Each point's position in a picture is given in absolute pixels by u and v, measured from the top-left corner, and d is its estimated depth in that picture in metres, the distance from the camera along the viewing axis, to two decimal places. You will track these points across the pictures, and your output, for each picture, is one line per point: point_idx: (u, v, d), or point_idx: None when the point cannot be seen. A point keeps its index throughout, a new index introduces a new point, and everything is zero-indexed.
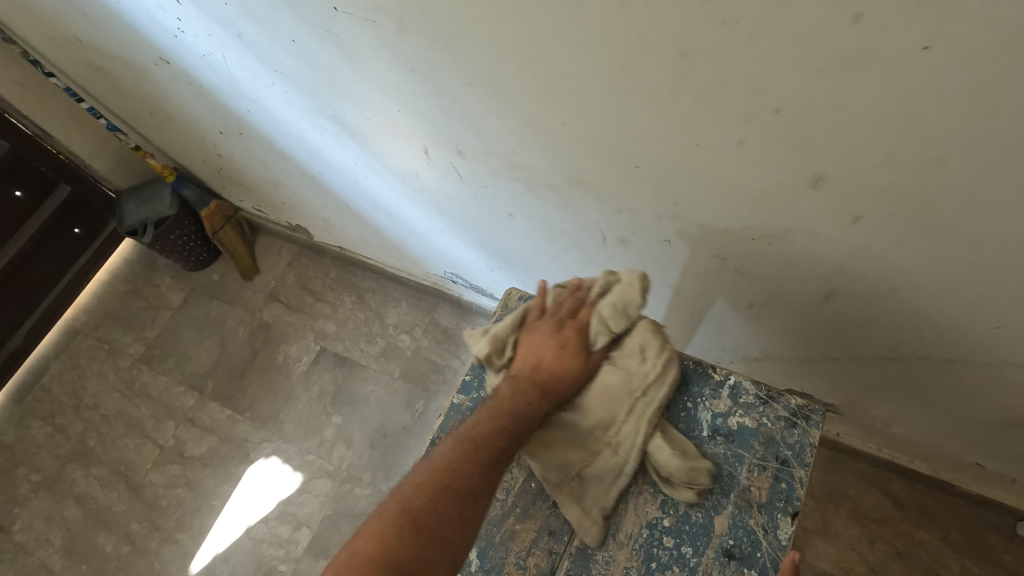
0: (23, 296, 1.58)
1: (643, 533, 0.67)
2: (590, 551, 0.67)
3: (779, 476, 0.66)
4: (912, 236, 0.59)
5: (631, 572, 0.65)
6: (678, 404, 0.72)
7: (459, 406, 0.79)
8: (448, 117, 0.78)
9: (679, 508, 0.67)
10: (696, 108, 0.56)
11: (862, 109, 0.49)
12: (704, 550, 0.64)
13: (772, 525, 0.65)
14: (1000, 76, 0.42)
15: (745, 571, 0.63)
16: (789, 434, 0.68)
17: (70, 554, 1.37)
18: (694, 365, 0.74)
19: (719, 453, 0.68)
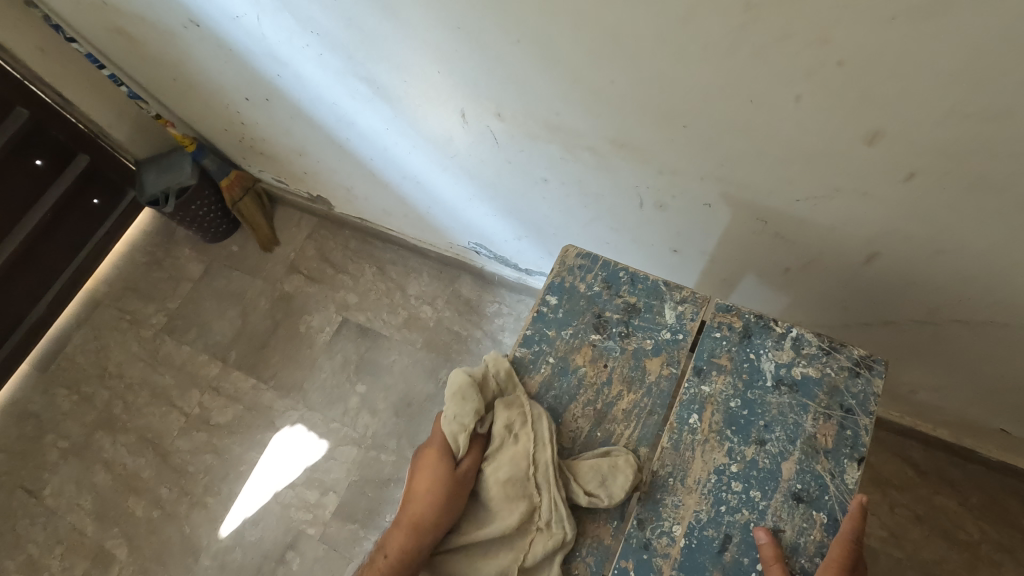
0: (44, 266, 1.58)
1: (711, 478, 0.65)
2: (659, 496, 0.64)
3: (845, 423, 0.65)
4: (965, 194, 0.60)
5: (701, 515, 0.63)
6: (741, 355, 0.70)
7: (521, 359, 0.73)
8: (492, 77, 0.78)
9: (746, 455, 0.65)
10: (756, 63, 0.56)
11: (930, 59, 0.49)
12: (773, 493, 0.63)
13: (838, 470, 0.64)
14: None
15: (814, 514, 0.62)
16: (854, 383, 0.67)
17: (101, 518, 1.39)
18: (755, 317, 0.72)
19: (783, 401, 0.67)
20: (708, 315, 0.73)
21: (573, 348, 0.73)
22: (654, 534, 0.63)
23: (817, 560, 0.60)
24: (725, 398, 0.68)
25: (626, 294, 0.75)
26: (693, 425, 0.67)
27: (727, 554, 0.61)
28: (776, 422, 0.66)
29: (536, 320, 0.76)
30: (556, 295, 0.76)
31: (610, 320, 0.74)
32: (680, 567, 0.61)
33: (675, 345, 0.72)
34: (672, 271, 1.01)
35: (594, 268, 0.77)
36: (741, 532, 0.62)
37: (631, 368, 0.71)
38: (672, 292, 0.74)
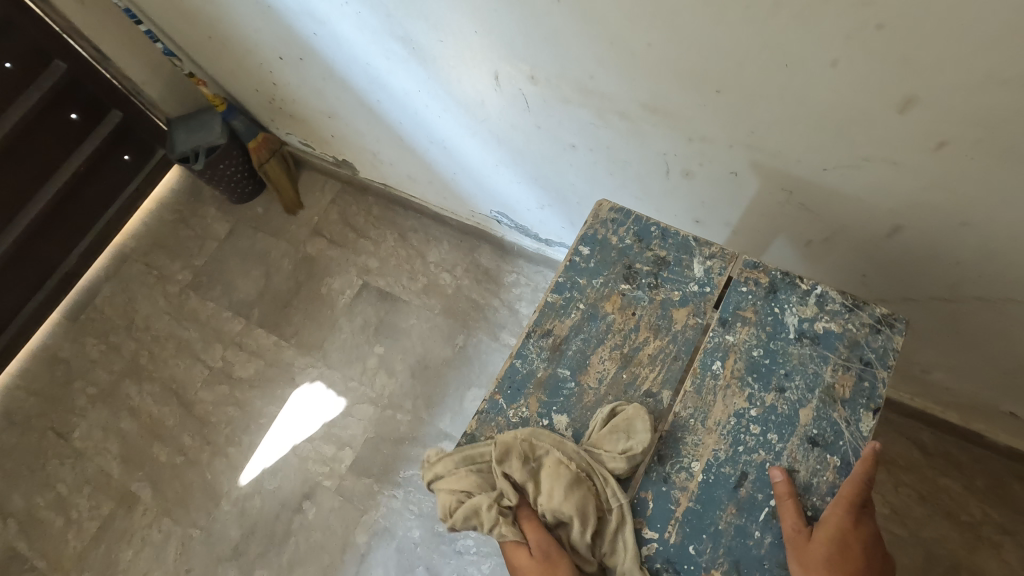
0: (76, 218, 1.63)
1: (731, 421, 0.67)
2: (680, 436, 0.67)
3: (863, 375, 0.67)
4: (996, 164, 0.60)
5: (719, 454, 0.66)
6: (766, 309, 0.72)
7: (552, 303, 0.76)
8: (530, 37, 0.79)
9: (765, 400, 0.68)
10: (797, 24, 0.57)
11: (971, 23, 0.50)
12: (789, 436, 0.65)
13: (853, 418, 0.66)
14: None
15: (828, 457, 0.64)
16: (874, 338, 0.68)
17: (126, 462, 1.45)
18: (782, 275, 0.73)
19: (804, 352, 0.69)
20: (735, 270, 0.75)
21: (604, 296, 0.75)
22: (673, 469, 0.65)
23: (828, 499, 0.62)
24: (748, 347, 0.70)
25: (656, 248, 0.76)
26: (715, 371, 0.69)
27: (743, 489, 0.64)
28: (797, 371, 0.68)
29: (568, 268, 0.77)
30: (589, 246, 0.78)
31: (640, 271, 0.76)
32: (697, 499, 0.64)
33: (702, 298, 0.74)
34: None
35: (626, 223, 0.79)
36: (757, 470, 0.64)
37: (659, 317, 0.73)
38: (701, 248, 0.76)
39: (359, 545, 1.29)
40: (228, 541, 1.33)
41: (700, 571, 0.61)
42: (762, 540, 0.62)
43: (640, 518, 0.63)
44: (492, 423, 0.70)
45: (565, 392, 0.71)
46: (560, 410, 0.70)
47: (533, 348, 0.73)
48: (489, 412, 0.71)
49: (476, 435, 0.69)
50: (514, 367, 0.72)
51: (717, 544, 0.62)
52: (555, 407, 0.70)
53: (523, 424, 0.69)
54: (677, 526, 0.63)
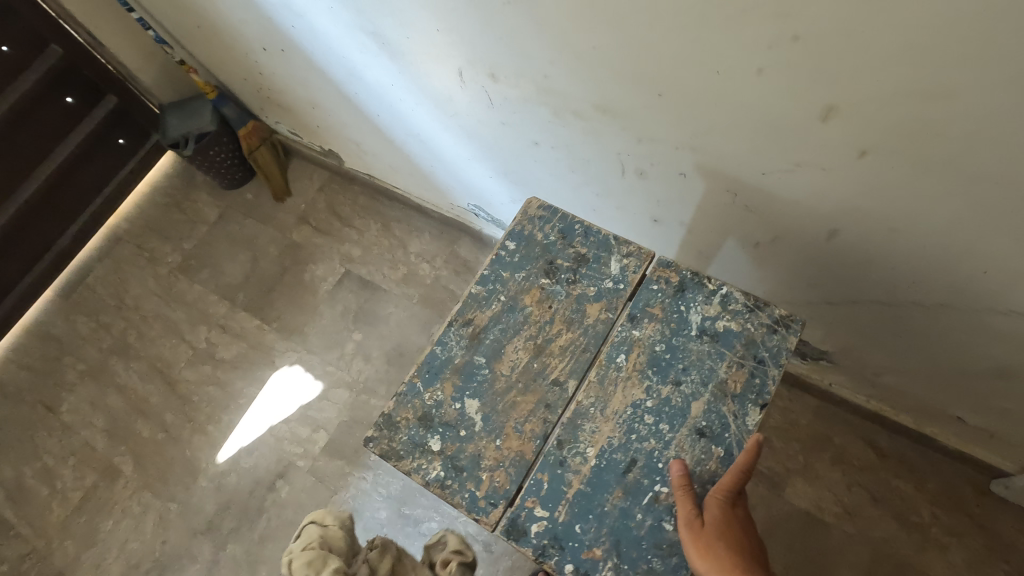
0: (71, 200, 1.68)
1: (627, 411, 0.70)
2: (579, 423, 0.70)
3: (755, 372, 0.70)
4: (914, 172, 0.63)
5: (613, 441, 0.69)
6: (673, 307, 0.74)
7: (475, 295, 0.78)
8: (486, 36, 0.81)
9: (661, 393, 0.70)
10: (722, 33, 0.60)
11: (876, 39, 0.52)
12: (679, 427, 0.68)
13: (742, 413, 0.68)
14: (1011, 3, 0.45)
15: (713, 448, 0.67)
16: (770, 338, 0.71)
17: (111, 436, 1.50)
18: (692, 274, 0.76)
19: (703, 349, 0.72)
20: (649, 269, 0.77)
21: (523, 289, 0.77)
22: (569, 454, 0.68)
23: (708, 486, 0.65)
24: (652, 342, 0.73)
25: (578, 245, 0.79)
26: (619, 364, 0.72)
27: (631, 475, 0.67)
28: (694, 367, 0.71)
29: (493, 262, 0.80)
30: (515, 241, 0.80)
31: (560, 266, 0.78)
32: (588, 482, 0.67)
33: (615, 294, 0.76)
34: (655, 240, 1.05)
35: (552, 220, 0.81)
36: (646, 458, 0.67)
37: (573, 311, 0.76)
38: (620, 246, 0.78)
39: None
40: (204, 515, 1.38)
41: (583, 548, 0.64)
42: (643, 522, 0.65)
43: (534, 498, 0.67)
44: (408, 405, 0.73)
45: (479, 378, 0.74)
46: (473, 395, 0.73)
47: (454, 336, 0.76)
48: (407, 393, 0.74)
49: (394, 415, 0.73)
50: (434, 354, 0.75)
51: (601, 524, 0.65)
52: (468, 392, 0.73)
53: (437, 406, 0.72)
54: (567, 506, 0.66)
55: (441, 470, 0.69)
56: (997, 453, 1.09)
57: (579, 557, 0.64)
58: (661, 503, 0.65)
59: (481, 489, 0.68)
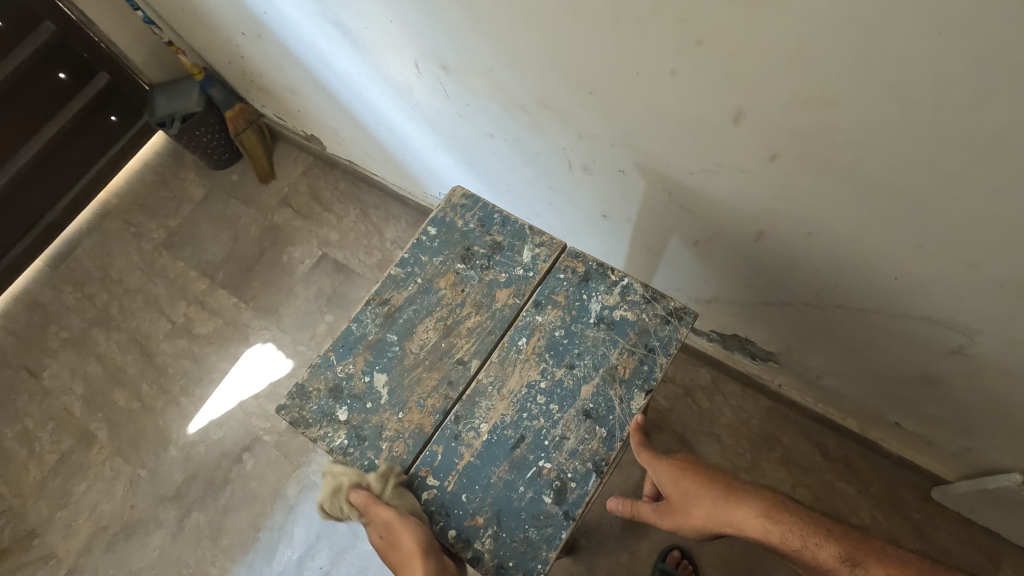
0: (61, 174, 1.73)
1: (522, 390, 0.74)
2: (477, 400, 0.74)
3: (644, 360, 0.75)
4: (819, 177, 0.65)
5: (506, 418, 0.73)
6: (575, 295, 0.78)
7: (394, 276, 0.82)
8: (431, 29, 0.84)
9: (555, 375, 0.75)
10: (635, 34, 0.62)
11: (766, 48, 0.54)
12: (568, 408, 0.73)
13: (627, 397, 0.73)
14: (886, 16, 0.46)
15: (597, 429, 0.72)
16: (662, 328, 0.76)
17: (89, 403, 1.55)
18: (597, 265, 0.80)
19: (599, 336, 0.76)
20: (559, 258, 0.81)
21: (439, 272, 0.81)
22: (464, 428, 0.73)
23: (588, 464, 0.70)
24: (552, 328, 0.77)
25: (494, 233, 0.83)
26: (520, 346, 0.76)
27: (518, 450, 0.72)
28: (588, 352, 0.76)
29: (414, 246, 0.84)
30: (435, 227, 0.84)
31: (476, 253, 0.82)
32: (478, 455, 0.72)
33: (524, 281, 0.80)
34: (608, 237, 1.08)
35: (473, 208, 0.85)
36: (534, 435, 0.72)
37: (483, 295, 0.80)
38: (533, 235, 0.82)
39: (288, 496, 1.38)
40: (172, 483, 1.43)
41: (466, 516, 0.69)
42: (524, 494, 0.70)
43: (427, 468, 0.71)
44: (320, 376, 0.77)
45: (389, 354, 0.78)
46: (382, 369, 0.77)
47: (370, 314, 0.80)
48: (320, 365, 0.78)
49: (306, 385, 0.77)
50: (349, 330, 0.79)
51: (486, 495, 0.70)
52: (377, 366, 0.77)
53: (347, 378, 0.77)
54: (456, 477, 0.71)
55: (345, 438, 0.74)
56: (936, 461, 1.11)
57: (462, 524, 0.69)
58: (542, 477, 0.70)
59: (379, 458, 0.72)
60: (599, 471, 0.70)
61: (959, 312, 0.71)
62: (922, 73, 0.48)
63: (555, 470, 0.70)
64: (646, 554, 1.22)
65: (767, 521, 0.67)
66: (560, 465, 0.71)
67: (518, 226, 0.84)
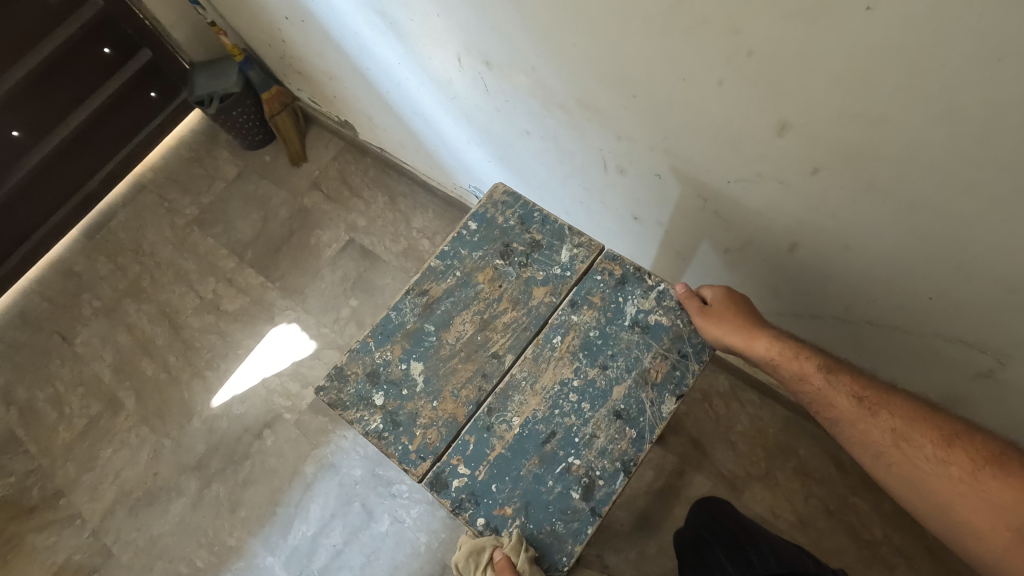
0: (101, 146, 1.77)
1: (555, 387, 0.76)
2: (510, 394, 0.76)
3: (676, 365, 0.75)
4: (860, 193, 0.65)
5: (537, 413, 0.75)
6: (611, 297, 0.79)
7: (434, 267, 0.84)
8: (479, 25, 0.85)
9: (588, 374, 0.76)
10: (687, 42, 0.62)
11: (819, 61, 0.54)
12: (599, 408, 0.74)
13: (658, 400, 0.74)
14: (947, 37, 0.46)
15: (627, 429, 0.73)
16: (696, 335, 0.77)
17: (118, 370, 1.60)
18: (635, 269, 0.81)
19: (633, 339, 0.77)
20: (596, 260, 0.82)
21: (479, 267, 0.83)
22: (497, 420, 0.75)
23: (616, 463, 0.72)
24: (587, 328, 0.78)
25: (534, 231, 0.84)
26: (554, 344, 0.78)
27: (548, 445, 0.73)
28: (622, 354, 0.77)
29: (455, 240, 0.85)
30: (476, 223, 0.85)
31: (515, 250, 0.83)
32: (509, 448, 0.73)
33: (561, 280, 0.81)
34: (638, 238, 1.09)
35: (513, 206, 0.86)
36: (564, 432, 0.74)
37: (520, 292, 0.81)
38: (572, 236, 0.83)
39: (305, 474, 1.41)
40: (194, 453, 1.47)
41: (495, 506, 0.71)
42: (553, 488, 0.71)
43: (459, 457, 0.73)
44: (359, 360, 0.80)
45: (426, 344, 0.80)
46: (418, 358, 0.79)
47: (409, 304, 0.82)
48: (359, 351, 0.80)
49: (345, 368, 0.80)
50: (388, 318, 0.81)
51: (516, 486, 0.72)
52: (414, 355, 0.79)
53: (385, 364, 0.79)
54: (487, 466, 0.73)
55: (381, 422, 0.76)
56: None
57: (491, 513, 0.71)
58: (571, 473, 0.72)
59: (413, 443, 0.75)
60: (627, 471, 0.71)
61: (993, 336, 0.70)
62: (976, 96, 0.48)
63: (583, 467, 0.72)
64: (655, 554, 1.23)
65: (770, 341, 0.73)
66: (589, 462, 0.72)
67: (557, 226, 0.85)
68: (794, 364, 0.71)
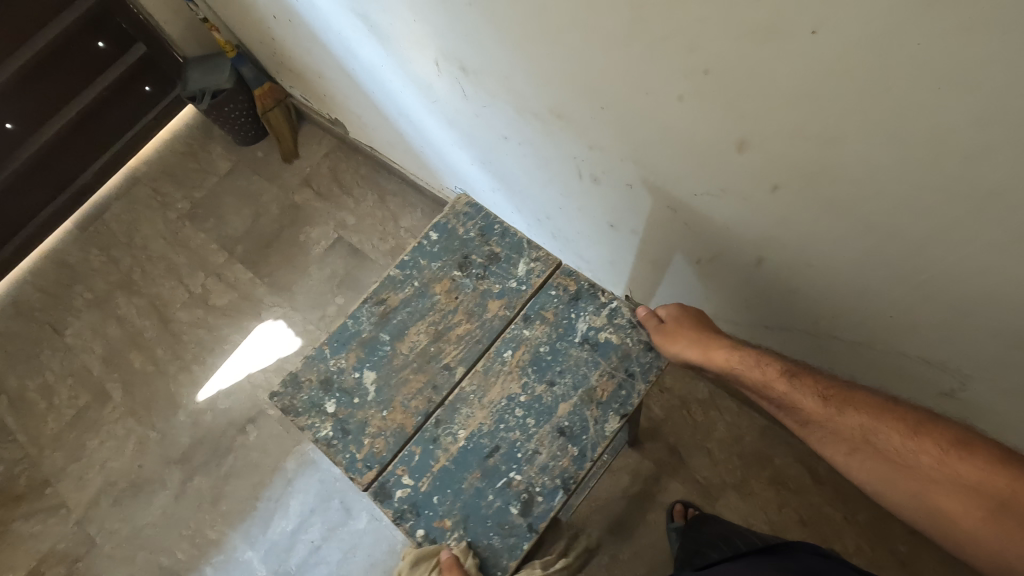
0: (94, 139, 1.78)
1: (501, 401, 0.81)
2: (458, 406, 0.81)
3: (623, 384, 0.80)
4: (818, 211, 0.65)
5: (483, 427, 0.80)
6: (564, 313, 0.84)
7: (393, 277, 0.89)
8: (453, 32, 0.85)
9: (535, 390, 0.81)
10: (646, 57, 0.62)
11: (772, 82, 0.54)
12: (543, 424, 0.79)
13: (603, 418, 0.78)
14: (892, 63, 0.46)
15: (569, 447, 0.77)
16: (644, 354, 0.81)
17: (107, 362, 1.62)
18: (589, 285, 0.85)
19: (582, 356, 0.82)
20: (553, 275, 0.87)
21: (436, 277, 0.88)
22: (443, 432, 0.80)
23: (556, 479, 0.76)
24: (538, 343, 0.83)
25: (493, 244, 0.89)
26: (504, 358, 0.83)
27: (491, 460, 0.78)
28: (569, 370, 0.81)
29: (415, 249, 0.91)
30: (437, 233, 0.91)
31: (473, 262, 0.89)
32: (453, 460, 0.78)
33: (516, 294, 0.86)
34: (615, 245, 1.09)
35: (475, 217, 0.92)
36: (508, 447, 0.78)
37: (475, 305, 0.86)
38: (529, 249, 0.88)
39: (287, 469, 1.43)
40: (178, 446, 1.49)
41: (435, 518, 0.76)
42: (492, 502, 0.76)
43: (404, 467, 0.79)
44: (314, 367, 0.85)
45: (380, 353, 0.85)
46: (372, 366, 0.85)
47: (366, 313, 0.87)
48: (315, 358, 0.86)
49: (300, 375, 0.85)
50: (345, 326, 0.87)
51: (457, 499, 0.76)
52: (368, 364, 0.85)
53: (339, 372, 0.85)
54: (430, 478, 0.78)
55: (331, 429, 0.82)
56: None
57: (431, 525, 0.76)
58: (512, 488, 0.76)
59: (360, 452, 0.80)
60: (567, 488, 0.76)
61: (954, 355, 0.70)
62: (923, 122, 0.48)
63: (524, 483, 0.76)
64: (628, 559, 1.24)
65: (731, 350, 0.75)
66: (529, 478, 0.76)
67: (516, 239, 0.90)
68: (756, 370, 0.72)
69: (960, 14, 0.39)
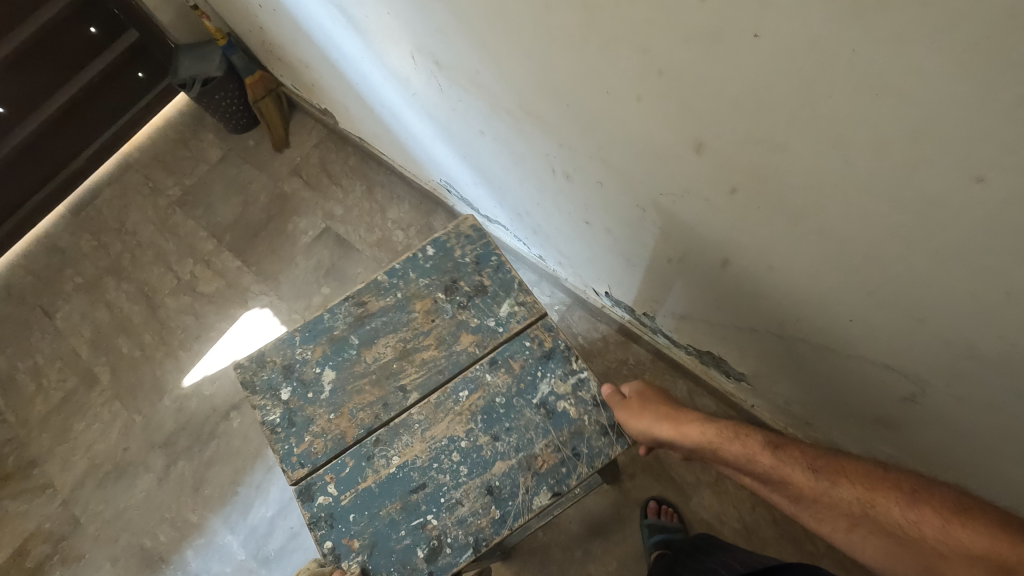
0: (87, 124, 1.79)
1: (442, 440, 0.85)
2: (399, 432, 0.86)
3: (565, 462, 0.82)
4: (774, 214, 0.65)
5: (417, 460, 0.85)
6: (531, 368, 0.88)
7: (379, 282, 0.96)
8: (425, 27, 0.85)
9: (478, 440, 0.85)
10: (602, 56, 0.62)
11: (721, 85, 0.54)
12: (474, 477, 0.82)
13: (534, 490, 0.81)
14: (829, 70, 0.45)
15: (492, 508, 0.81)
16: (596, 438, 0.82)
17: (95, 346, 1.64)
18: (564, 347, 0.89)
19: (534, 419, 0.85)
20: (533, 325, 0.91)
21: (420, 294, 0.95)
22: (378, 453, 0.86)
23: (467, 536, 0.80)
24: (495, 392, 0.87)
25: (484, 274, 0.94)
26: (458, 398, 0.87)
27: (415, 495, 0.83)
28: (517, 430, 0.84)
29: (409, 261, 0.98)
30: (433, 249, 0.97)
31: (460, 288, 0.94)
32: (378, 484, 0.84)
33: (490, 333, 0.91)
34: (592, 242, 1.09)
35: (474, 243, 0.97)
36: (433, 488, 0.83)
37: (448, 332, 0.92)
38: (517, 292, 0.92)
39: (268, 456, 1.44)
40: (163, 431, 1.51)
41: (345, 535, 0.82)
42: (402, 539, 0.81)
43: (333, 475, 0.85)
44: (281, 351, 0.93)
45: (344, 356, 0.92)
46: (333, 365, 0.92)
47: (344, 311, 0.95)
48: (285, 343, 0.94)
49: (266, 356, 0.94)
50: (321, 318, 0.95)
51: (371, 523, 0.82)
52: (330, 362, 0.92)
53: (302, 362, 0.93)
54: (352, 494, 0.84)
55: (278, 416, 0.90)
56: None
57: (339, 540, 0.82)
58: (424, 531, 0.81)
59: (297, 447, 0.87)
60: (475, 548, 0.79)
61: (912, 361, 0.70)
62: (866, 130, 0.48)
63: (437, 530, 0.80)
64: (600, 554, 1.25)
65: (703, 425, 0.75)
66: (443, 526, 0.81)
67: (508, 277, 0.94)
68: (737, 442, 0.71)
69: (886, 23, 0.39)
